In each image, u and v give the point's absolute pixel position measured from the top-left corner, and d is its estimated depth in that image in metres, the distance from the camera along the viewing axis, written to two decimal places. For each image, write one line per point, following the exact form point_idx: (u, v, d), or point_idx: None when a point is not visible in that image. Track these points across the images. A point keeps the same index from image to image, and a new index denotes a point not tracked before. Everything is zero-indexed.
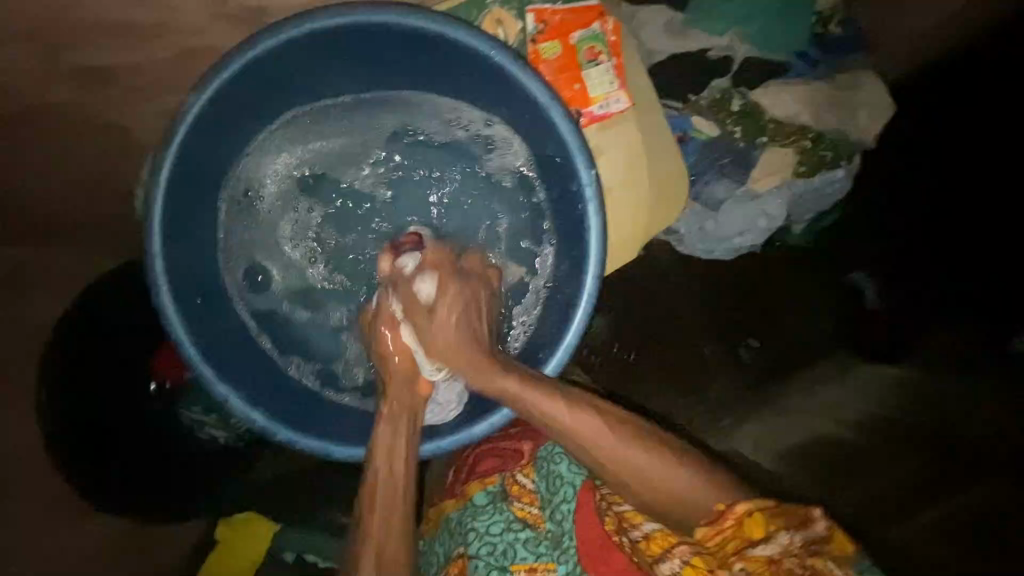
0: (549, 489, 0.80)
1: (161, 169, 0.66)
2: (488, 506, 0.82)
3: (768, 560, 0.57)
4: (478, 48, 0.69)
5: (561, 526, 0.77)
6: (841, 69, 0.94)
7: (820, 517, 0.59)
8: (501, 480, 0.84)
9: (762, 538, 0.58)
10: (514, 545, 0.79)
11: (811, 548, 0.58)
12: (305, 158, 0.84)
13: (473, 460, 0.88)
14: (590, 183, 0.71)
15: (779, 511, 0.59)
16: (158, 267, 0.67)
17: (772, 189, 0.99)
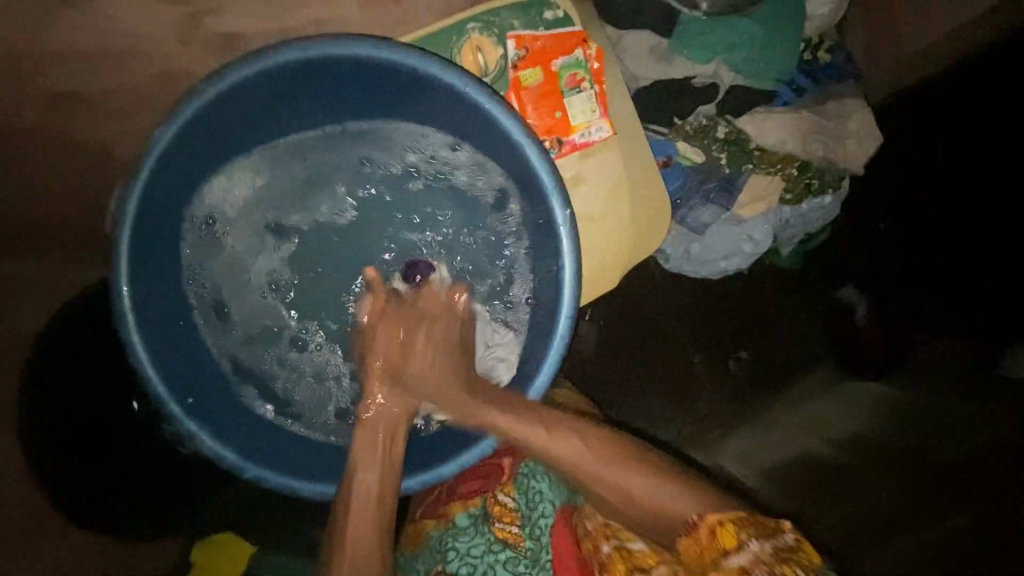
0: (528, 507, 0.76)
1: (126, 203, 0.65)
2: (469, 527, 0.77)
3: (738, 571, 0.51)
4: (453, 84, 0.68)
5: (540, 542, 0.73)
6: (831, 96, 0.93)
7: (786, 528, 0.54)
8: (482, 502, 0.79)
9: (732, 547, 0.53)
10: (495, 568, 0.74)
11: (781, 556, 0.52)
12: (276, 188, 0.82)
13: (453, 481, 0.83)
14: (562, 223, 0.71)
15: (751, 522, 0.54)
16: (125, 303, 0.67)
17: (756, 215, 1.00)
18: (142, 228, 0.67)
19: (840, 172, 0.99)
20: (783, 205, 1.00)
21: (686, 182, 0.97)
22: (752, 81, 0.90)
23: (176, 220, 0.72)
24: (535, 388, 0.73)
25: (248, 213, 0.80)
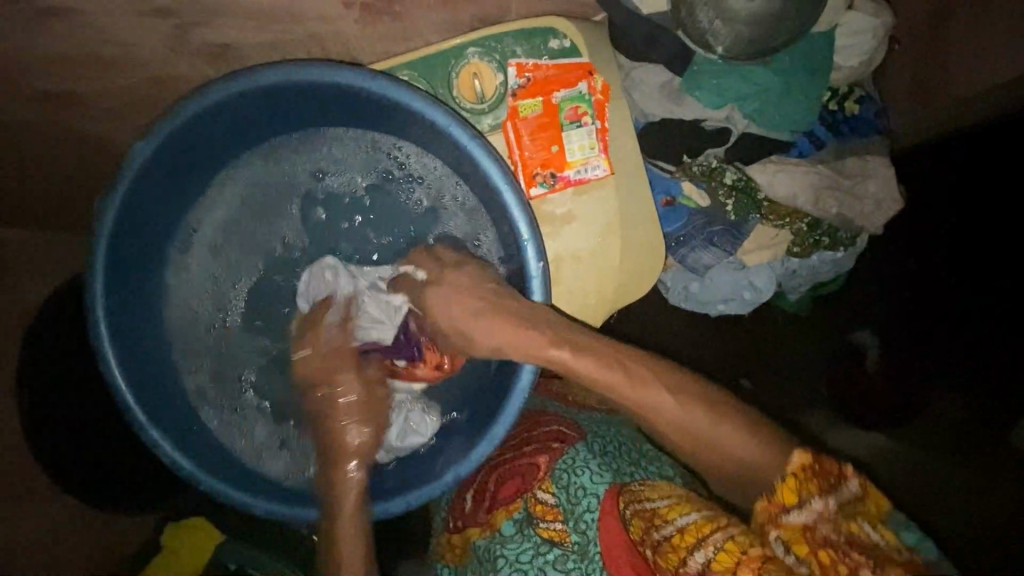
0: (570, 504, 0.67)
1: (102, 214, 0.66)
2: (516, 534, 0.69)
3: (803, 527, 0.49)
4: (435, 119, 0.65)
5: (587, 536, 0.64)
6: (853, 151, 0.87)
7: (853, 472, 0.51)
8: (525, 504, 0.70)
9: (794, 505, 0.50)
10: (545, 571, 0.66)
11: (846, 509, 0.50)
12: (256, 194, 0.80)
13: (494, 483, 0.76)
14: (534, 273, 0.68)
15: (815, 471, 0.51)
16: (98, 307, 0.68)
17: (759, 263, 0.95)
18: (119, 232, 0.68)
19: (857, 230, 0.93)
20: (790, 257, 0.95)
21: (689, 224, 0.93)
22: (767, 129, 0.85)
23: (152, 227, 0.73)
24: (489, 439, 0.72)
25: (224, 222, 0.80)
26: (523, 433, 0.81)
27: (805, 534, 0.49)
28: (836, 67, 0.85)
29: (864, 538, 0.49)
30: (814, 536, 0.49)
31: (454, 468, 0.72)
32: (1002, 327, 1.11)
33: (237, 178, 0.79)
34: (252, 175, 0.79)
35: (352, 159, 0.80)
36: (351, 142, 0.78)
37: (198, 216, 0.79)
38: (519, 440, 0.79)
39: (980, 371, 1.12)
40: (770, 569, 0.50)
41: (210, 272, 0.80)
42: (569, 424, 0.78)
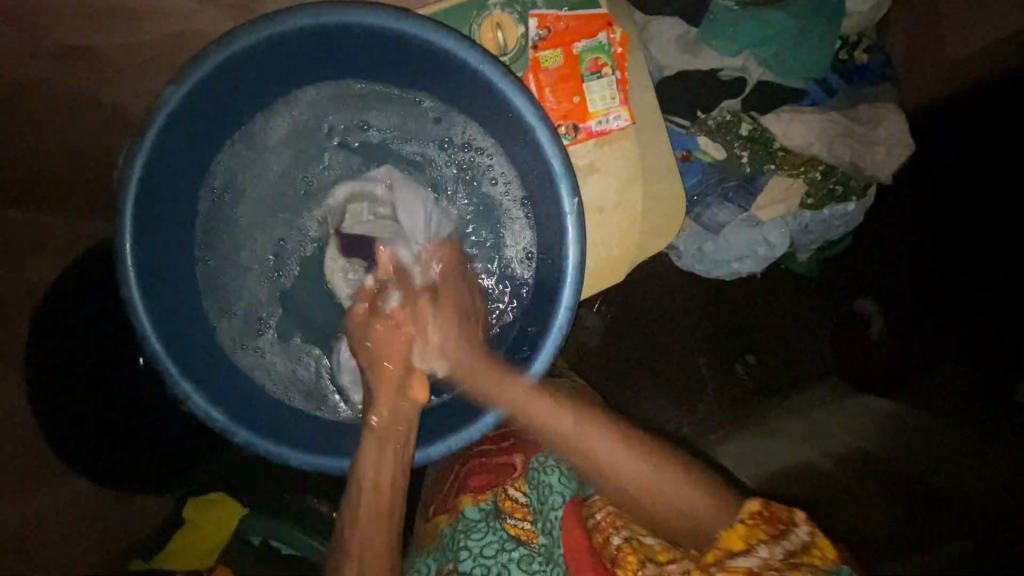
0: (539, 506, 0.76)
1: (134, 161, 0.66)
2: (480, 523, 0.78)
3: (747, 570, 0.56)
4: (466, 59, 0.66)
5: (552, 538, 0.74)
6: (862, 102, 0.90)
7: (801, 524, 0.60)
8: (493, 498, 0.79)
9: (741, 551, 0.58)
10: (507, 566, 0.75)
11: (791, 560, 0.57)
12: (288, 151, 0.84)
13: (464, 472, 0.84)
14: (569, 211, 0.69)
15: (764, 517, 0.61)
16: (128, 258, 0.68)
17: (773, 218, 0.96)
18: (148, 181, 0.68)
19: (869, 179, 0.94)
20: (803, 210, 0.96)
21: (703, 180, 0.93)
22: (781, 77, 0.87)
23: (179, 181, 0.74)
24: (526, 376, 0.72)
25: (250, 183, 0.83)
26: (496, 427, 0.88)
27: None
28: (848, 15, 0.88)
29: None
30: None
31: (495, 408, 0.72)
32: (997, 321, 1.14)
33: (269, 136, 0.82)
34: (284, 133, 0.83)
35: (380, 113, 0.83)
36: (379, 94, 0.81)
37: (231, 173, 0.82)
38: (499, 437, 0.85)
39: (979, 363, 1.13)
40: None
41: (245, 227, 0.84)
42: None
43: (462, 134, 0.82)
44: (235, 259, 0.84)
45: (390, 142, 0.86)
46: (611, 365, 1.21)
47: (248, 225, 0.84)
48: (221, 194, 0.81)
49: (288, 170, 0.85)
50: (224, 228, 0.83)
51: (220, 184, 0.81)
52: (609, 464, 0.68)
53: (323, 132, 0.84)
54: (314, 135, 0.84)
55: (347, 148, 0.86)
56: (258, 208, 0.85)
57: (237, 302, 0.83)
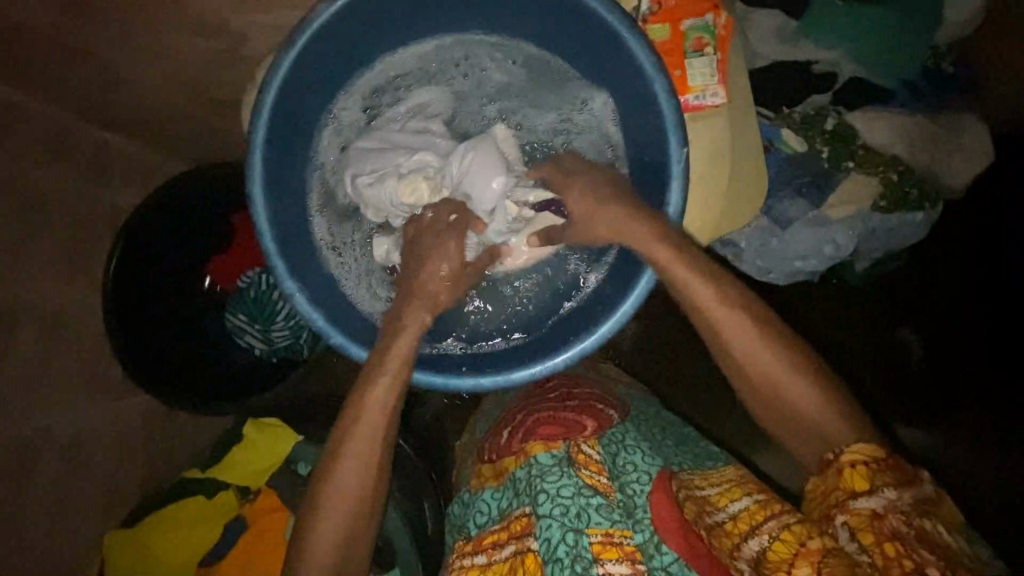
0: (615, 467, 0.75)
1: (277, 66, 0.72)
2: (554, 468, 0.74)
3: (872, 512, 0.60)
4: (598, 9, 0.72)
5: (634, 500, 0.71)
6: (946, 108, 0.94)
7: (927, 478, 0.62)
8: (566, 447, 0.76)
9: (865, 491, 0.62)
10: (587, 510, 0.70)
11: (919, 507, 0.60)
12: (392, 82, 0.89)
13: (530, 422, 0.81)
14: (677, 159, 0.73)
15: (888, 466, 0.62)
16: (258, 156, 0.73)
17: (844, 219, 0.98)
18: (283, 89, 0.74)
19: (941, 190, 0.97)
20: (873, 213, 0.97)
21: (780, 172, 0.97)
22: (871, 76, 0.92)
23: (307, 98, 0.80)
24: (615, 317, 0.78)
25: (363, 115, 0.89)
26: (558, 389, 0.88)
27: (872, 521, 0.60)
28: (942, 23, 0.92)
29: (935, 536, 0.58)
30: (880, 524, 0.60)
31: (578, 344, 0.78)
32: None
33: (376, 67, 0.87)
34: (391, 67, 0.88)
35: (486, 56, 0.90)
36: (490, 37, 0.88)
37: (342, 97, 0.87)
38: (568, 398, 0.84)
39: None
40: (828, 560, 0.60)
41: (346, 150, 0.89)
42: (608, 396, 0.88)
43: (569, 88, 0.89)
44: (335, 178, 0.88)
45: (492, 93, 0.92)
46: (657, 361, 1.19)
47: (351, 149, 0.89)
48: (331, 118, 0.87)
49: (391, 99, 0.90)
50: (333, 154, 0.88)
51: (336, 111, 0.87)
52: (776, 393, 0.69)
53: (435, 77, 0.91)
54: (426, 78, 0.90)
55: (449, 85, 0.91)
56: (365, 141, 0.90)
57: (337, 221, 0.88)
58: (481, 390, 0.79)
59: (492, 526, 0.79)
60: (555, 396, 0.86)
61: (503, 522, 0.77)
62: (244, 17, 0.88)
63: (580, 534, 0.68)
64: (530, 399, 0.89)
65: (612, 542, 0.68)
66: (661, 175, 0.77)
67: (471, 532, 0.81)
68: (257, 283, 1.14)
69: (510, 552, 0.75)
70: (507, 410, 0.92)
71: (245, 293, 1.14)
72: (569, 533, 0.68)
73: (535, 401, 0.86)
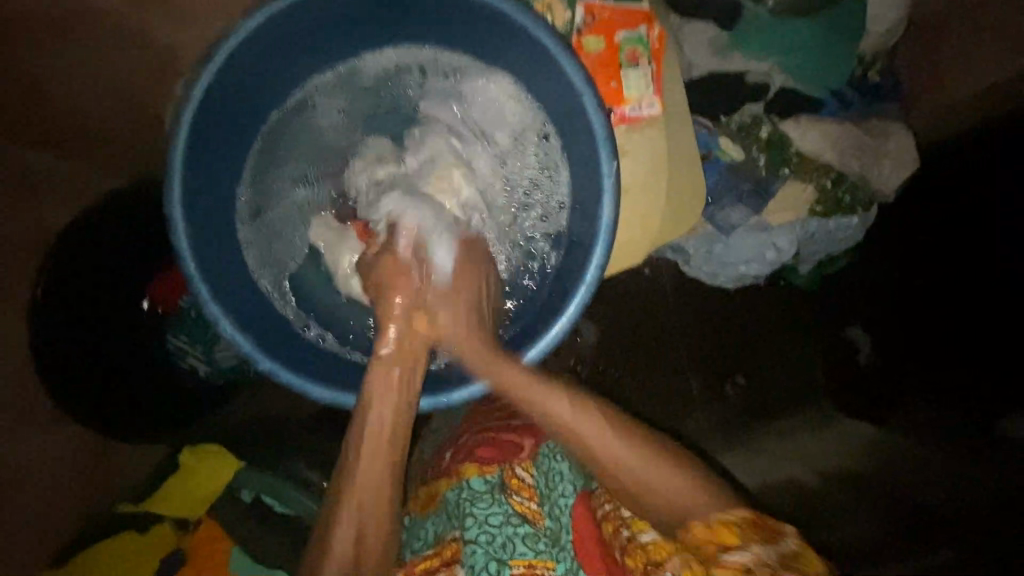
0: (546, 489, 0.76)
1: (196, 83, 0.69)
2: (486, 494, 0.75)
3: (742, 568, 0.56)
4: (525, 24, 0.71)
5: (559, 522, 0.73)
6: (873, 117, 0.98)
7: (787, 534, 0.61)
8: (500, 471, 0.76)
9: (734, 547, 0.58)
10: (513, 540, 0.72)
11: (784, 563, 0.58)
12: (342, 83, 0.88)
13: (469, 442, 0.82)
14: (608, 174, 0.73)
15: (754, 525, 0.60)
16: (176, 177, 0.70)
17: (784, 223, 0.99)
18: (204, 104, 0.71)
19: (872, 194, 1.00)
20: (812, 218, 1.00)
21: (720, 181, 0.98)
22: (801, 85, 0.94)
23: (233, 113, 0.77)
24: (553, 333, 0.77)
25: (309, 118, 0.89)
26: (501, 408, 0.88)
27: None
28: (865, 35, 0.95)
29: None
30: None
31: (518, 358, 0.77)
32: None
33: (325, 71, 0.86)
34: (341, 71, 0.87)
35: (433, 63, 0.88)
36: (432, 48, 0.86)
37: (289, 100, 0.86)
38: (512, 418, 0.83)
39: (978, 387, 1.16)
40: None
41: (288, 153, 0.89)
42: None
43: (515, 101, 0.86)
44: (274, 180, 0.88)
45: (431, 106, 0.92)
46: (605, 370, 1.19)
47: (295, 153, 0.89)
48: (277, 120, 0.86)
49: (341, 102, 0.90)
50: (264, 161, 0.87)
51: (284, 113, 0.87)
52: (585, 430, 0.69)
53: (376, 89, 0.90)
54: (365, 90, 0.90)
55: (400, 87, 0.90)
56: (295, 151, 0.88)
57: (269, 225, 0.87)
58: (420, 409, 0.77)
59: (426, 552, 0.75)
60: (500, 413, 0.86)
61: (438, 546, 0.75)
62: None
63: (504, 564, 0.70)
64: (473, 420, 0.88)
65: (534, 573, 0.70)
66: (597, 190, 0.76)
67: (405, 557, 0.77)
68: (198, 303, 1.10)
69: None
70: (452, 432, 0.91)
71: (187, 314, 1.09)
72: (491, 564, 0.70)
73: (480, 422, 0.85)
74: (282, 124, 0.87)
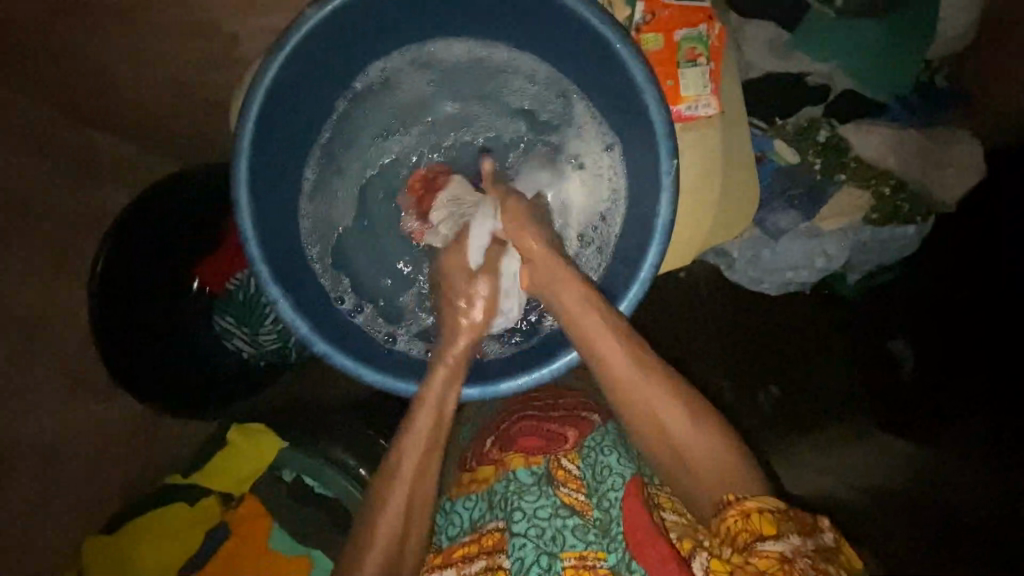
0: (594, 479, 0.75)
1: (267, 69, 0.71)
2: (533, 486, 0.76)
3: (781, 556, 0.55)
4: (590, 20, 0.71)
5: (609, 514, 0.71)
6: (937, 124, 0.95)
7: (828, 528, 0.59)
8: (546, 463, 0.78)
9: (772, 535, 0.56)
10: (562, 532, 0.72)
11: (822, 555, 0.56)
12: (408, 78, 0.91)
13: (513, 429, 0.84)
14: (667, 172, 0.72)
15: (795, 517, 0.59)
16: (245, 160, 0.72)
17: (835, 230, 0.97)
18: (274, 90, 0.73)
19: (932, 204, 0.97)
20: (866, 225, 0.97)
21: (773, 184, 0.96)
22: (863, 89, 0.92)
23: (300, 101, 0.80)
24: None
25: (372, 108, 0.91)
26: (541, 399, 0.89)
27: (782, 566, 0.54)
28: (934, 39, 0.92)
29: None
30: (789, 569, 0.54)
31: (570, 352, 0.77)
32: None
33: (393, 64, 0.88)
34: (408, 64, 0.89)
35: (498, 64, 0.90)
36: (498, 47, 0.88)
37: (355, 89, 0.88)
38: (553, 410, 0.85)
39: None
40: None
41: (349, 140, 0.91)
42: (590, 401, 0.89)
43: (573, 103, 0.89)
44: (332, 165, 0.90)
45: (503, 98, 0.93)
46: None
47: (355, 140, 0.92)
48: (340, 107, 0.88)
49: (406, 96, 0.92)
50: (324, 147, 0.89)
51: (347, 101, 0.88)
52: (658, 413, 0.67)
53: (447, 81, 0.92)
54: (431, 80, 0.92)
55: (462, 84, 0.93)
56: (367, 136, 0.93)
57: (323, 208, 0.90)
58: (467, 399, 0.79)
59: (463, 539, 0.78)
60: (541, 404, 0.88)
61: (475, 535, 0.77)
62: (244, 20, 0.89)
63: (555, 557, 0.70)
64: (517, 408, 0.88)
65: (584, 565, 0.69)
66: (656, 189, 0.75)
67: (441, 545, 0.80)
68: (246, 285, 1.14)
69: (480, 567, 0.74)
70: (492, 418, 0.92)
71: (234, 297, 1.13)
72: (543, 556, 0.70)
73: (519, 410, 0.87)
74: (344, 110, 0.89)
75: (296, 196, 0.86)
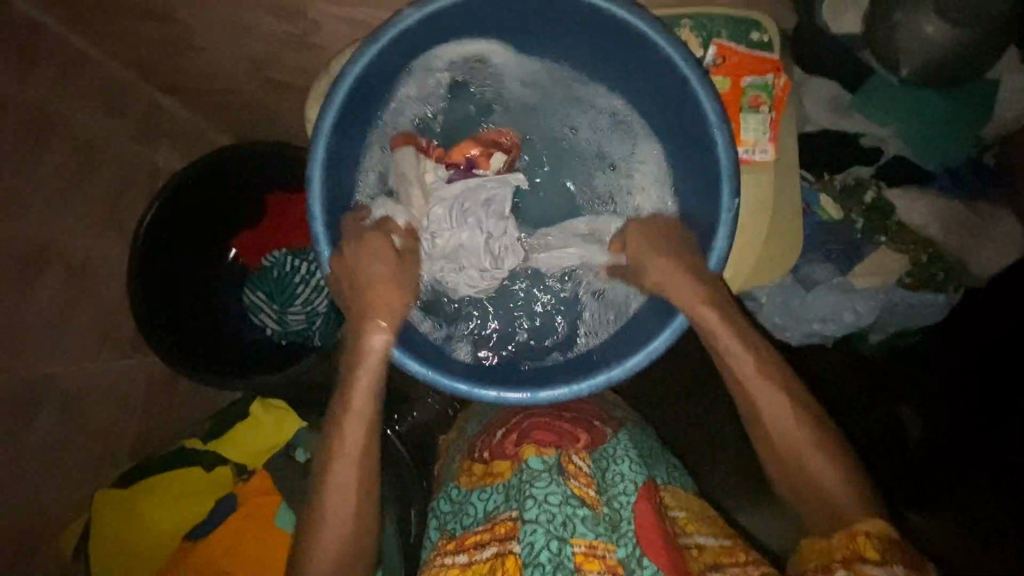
0: (603, 480, 0.76)
1: (358, 61, 0.74)
2: (544, 473, 0.74)
3: None
4: (671, 56, 0.75)
5: (620, 513, 0.73)
6: (979, 198, 0.98)
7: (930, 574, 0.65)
8: (557, 454, 0.77)
9: (874, 560, 0.64)
10: (573, 521, 0.71)
11: None
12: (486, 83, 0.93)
13: (524, 425, 0.84)
14: (727, 210, 0.76)
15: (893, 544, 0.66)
16: (324, 142, 0.75)
17: (868, 288, 0.99)
18: (359, 81, 0.76)
19: (964, 277, 0.99)
20: (898, 287, 0.99)
21: (813, 235, 0.99)
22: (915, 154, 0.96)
23: (380, 93, 0.83)
24: (647, 350, 0.79)
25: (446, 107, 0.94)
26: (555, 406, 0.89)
27: None
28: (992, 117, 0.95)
29: None
30: None
31: (608, 368, 0.79)
32: None
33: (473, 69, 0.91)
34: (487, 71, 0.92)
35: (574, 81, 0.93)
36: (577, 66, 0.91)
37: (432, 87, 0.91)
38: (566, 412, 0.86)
39: None
40: None
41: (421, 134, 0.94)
42: (603, 412, 0.90)
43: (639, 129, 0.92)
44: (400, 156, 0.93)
45: (576, 115, 0.95)
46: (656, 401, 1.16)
47: (425, 134, 0.94)
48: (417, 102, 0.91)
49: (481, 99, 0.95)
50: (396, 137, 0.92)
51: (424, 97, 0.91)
52: (783, 430, 0.76)
53: (523, 89, 0.95)
54: (507, 87, 0.94)
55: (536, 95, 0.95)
56: (436, 132, 0.95)
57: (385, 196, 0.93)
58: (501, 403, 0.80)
59: (477, 527, 0.77)
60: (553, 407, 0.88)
61: (490, 523, 0.76)
62: (326, 8, 0.90)
63: (564, 543, 0.69)
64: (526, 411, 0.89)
65: (595, 554, 0.70)
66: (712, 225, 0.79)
67: (456, 531, 0.80)
68: (282, 263, 1.17)
69: (491, 554, 0.73)
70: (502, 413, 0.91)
71: (268, 271, 1.17)
72: (552, 540, 0.69)
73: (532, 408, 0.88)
74: (420, 106, 0.91)
75: (362, 180, 0.88)
